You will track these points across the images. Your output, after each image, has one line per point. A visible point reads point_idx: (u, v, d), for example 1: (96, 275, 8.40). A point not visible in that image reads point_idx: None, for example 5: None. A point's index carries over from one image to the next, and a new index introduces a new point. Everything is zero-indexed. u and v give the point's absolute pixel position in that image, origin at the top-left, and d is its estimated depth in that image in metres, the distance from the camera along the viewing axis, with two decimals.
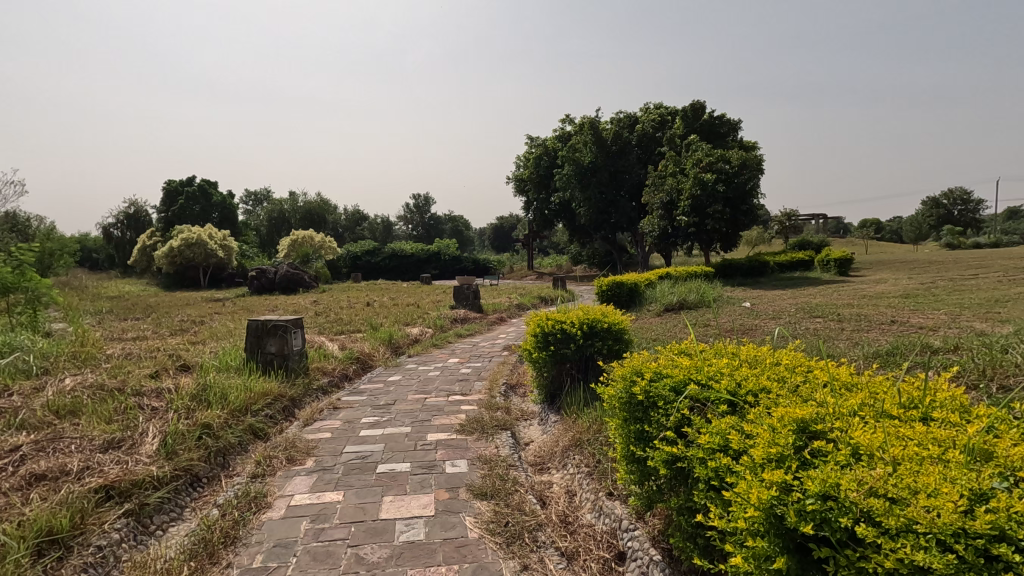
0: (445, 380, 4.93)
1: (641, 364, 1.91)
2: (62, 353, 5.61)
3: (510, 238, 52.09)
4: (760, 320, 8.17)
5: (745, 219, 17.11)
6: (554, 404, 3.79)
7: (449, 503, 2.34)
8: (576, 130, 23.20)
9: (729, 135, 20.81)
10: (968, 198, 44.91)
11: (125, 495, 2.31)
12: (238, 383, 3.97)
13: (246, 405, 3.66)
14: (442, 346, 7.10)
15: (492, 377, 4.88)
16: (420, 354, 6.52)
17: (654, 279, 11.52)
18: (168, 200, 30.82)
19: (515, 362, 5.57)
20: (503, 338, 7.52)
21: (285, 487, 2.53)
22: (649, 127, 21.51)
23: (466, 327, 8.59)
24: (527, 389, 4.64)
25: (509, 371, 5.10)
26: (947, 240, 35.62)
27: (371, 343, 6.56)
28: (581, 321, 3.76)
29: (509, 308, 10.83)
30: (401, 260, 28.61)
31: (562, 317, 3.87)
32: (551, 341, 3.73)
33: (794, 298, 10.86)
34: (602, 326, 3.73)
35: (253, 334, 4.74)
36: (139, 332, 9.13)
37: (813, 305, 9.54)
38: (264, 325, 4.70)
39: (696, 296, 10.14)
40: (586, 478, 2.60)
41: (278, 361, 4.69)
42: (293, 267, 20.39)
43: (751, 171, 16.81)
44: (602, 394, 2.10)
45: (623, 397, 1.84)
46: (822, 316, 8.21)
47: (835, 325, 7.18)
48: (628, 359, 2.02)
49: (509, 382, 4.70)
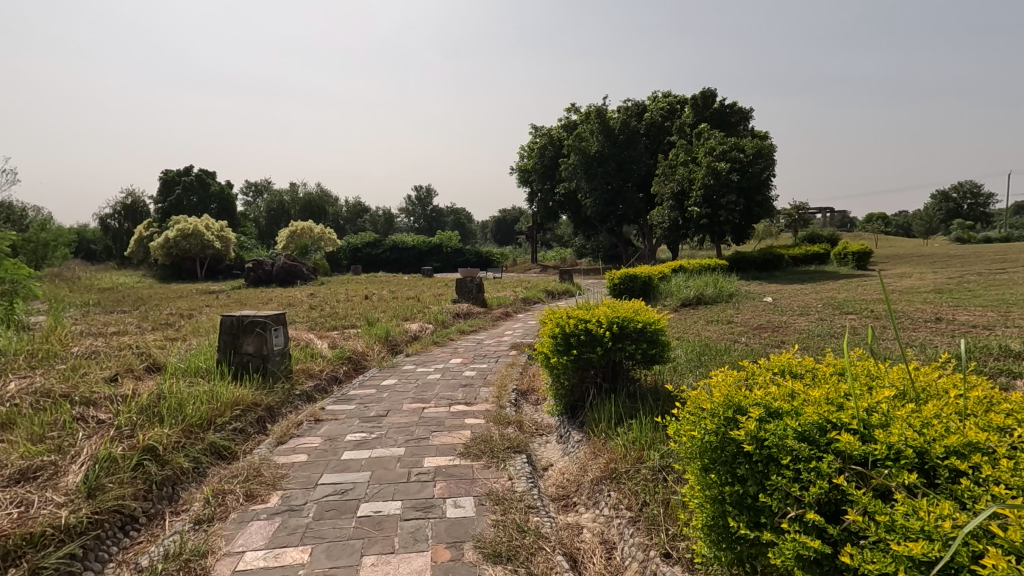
0: (446, 385, 4.31)
1: (737, 392, 1.29)
2: (19, 350, 5.00)
3: (512, 231, 51.53)
4: (786, 316, 7.57)
5: (759, 210, 16.44)
6: (575, 417, 3.22)
7: (450, 570, 1.73)
8: (582, 119, 22.55)
9: (740, 125, 20.10)
10: (977, 192, 44.26)
11: (13, 556, 1.74)
12: (202, 390, 3.38)
13: (208, 419, 3.06)
14: (443, 344, 6.48)
15: (499, 382, 4.27)
16: (419, 353, 5.91)
17: (668, 273, 10.85)
18: (164, 191, 30.12)
19: (525, 364, 4.95)
20: (510, 336, 6.91)
21: (235, 539, 1.93)
22: (658, 116, 20.83)
23: (468, 323, 7.96)
24: (539, 397, 4.05)
25: (519, 375, 4.49)
26: (957, 234, 35.00)
27: (366, 340, 5.95)
28: (609, 320, 3.10)
29: (514, 303, 10.21)
30: (402, 252, 28.06)
31: (583, 313, 3.22)
32: (573, 343, 3.10)
33: (818, 293, 10.23)
34: (633, 324, 3.07)
35: (226, 332, 4.12)
36: (121, 327, 8.55)
37: (839, 300, 8.95)
38: (239, 323, 4.09)
39: (713, 291, 9.53)
40: (629, 526, 2.01)
41: (254, 364, 4.08)
42: (290, 259, 19.78)
43: (767, 160, 16.17)
44: (671, 428, 1.47)
45: (709, 440, 1.24)
46: (854, 313, 7.60)
47: (871, 323, 6.59)
48: (711, 384, 1.40)
49: (519, 389, 4.10)
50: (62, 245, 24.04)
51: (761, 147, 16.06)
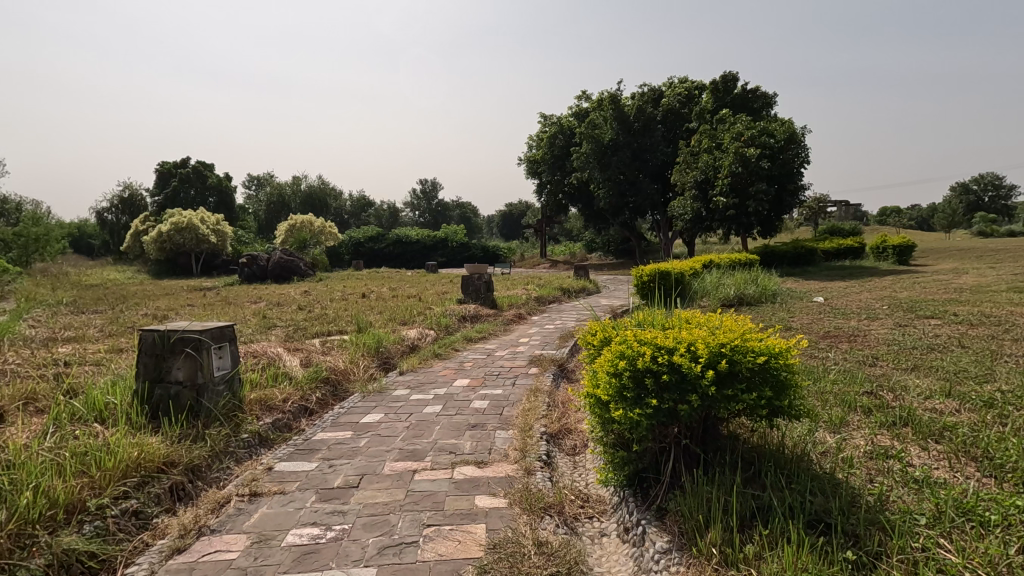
0: (448, 424, 3.14)
1: None
2: None
3: (520, 225, 50.54)
4: (852, 320, 6.39)
5: (791, 199, 15.14)
6: (645, 498, 2.10)
7: None
8: (593, 107, 21.32)
9: (764, 110, 18.82)
10: (999, 184, 42.99)
11: None
12: (85, 451, 2.26)
13: (69, 506, 1.96)
14: (445, 356, 5.34)
15: (521, 421, 3.10)
16: (416, 370, 4.75)
17: (699, 268, 9.61)
18: (161, 183, 29.12)
19: (552, 392, 3.79)
20: (526, 346, 5.76)
21: None
22: (675, 102, 19.51)
23: (476, 328, 6.78)
24: (579, 447, 2.91)
25: (546, 409, 3.34)
26: (980, 228, 33.62)
27: (350, 353, 4.81)
28: (709, 349, 1.91)
29: (528, 303, 9.00)
30: (405, 247, 26.97)
31: (662, 336, 2.06)
32: (648, 388, 1.95)
33: (872, 292, 9.01)
34: (748, 357, 1.88)
35: (144, 353, 2.98)
36: (74, 333, 7.42)
37: (905, 301, 7.76)
38: (163, 341, 2.94)
39: (756, 290, 8.42)
40: None
41: (182, 398, 2.94)
42: (287, 254, 18.72)
43: (799, 146, 14.99)
44: None
45: None
46: (932, 316, 6.43)
47: (970, 331, 5.39)
48: None
49: (548, 432, 2.97)
50: (56, 239, 23.16)
51: (794, 132, 14.85)
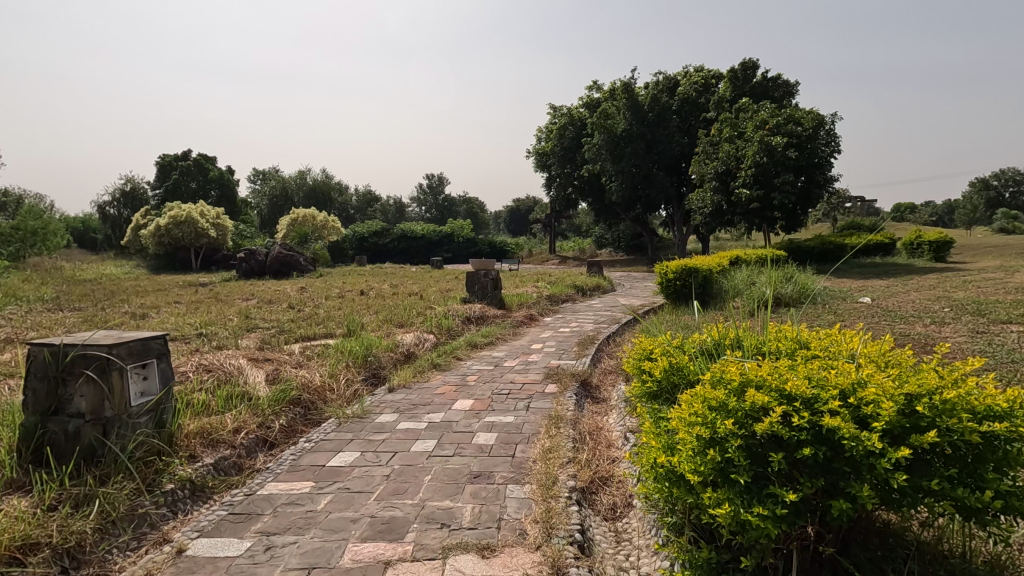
0: (444, 473, 2.32)
1: None
2: None
3: (527, 221, 49.83)
4: (916, 326, 5.50)
5: (819, 192, 14.19)
6: None
7: None
8: (605, 97, 20.40)
9: (785, 100, 17.86)
10: (1020, 179, 41.57)
11: None
12: None
13: None
14: (446, 367, 4.52)
15: (542, 470, 2.28)
16: (409, 385, 3.95)
17: (727, 265, 8.75)
18: (162, 176, 28.50)
19: (577, 420, 2.97)
20: (541, 354, 4.94)
21: None
22: (692, 91, 18.55)
23: (482, 331, 5.98)
24: (621, 510, 2.09)
25: (572, 449, 2.52)
26: (1001, 224, 32.33)
27: (330, 364, 4.00)
28: (895, 409, 1.09)
29: (540, 303, 8.17)
30: (410, 242, 26.21)
31: (787, 375, 1.25)
32: (774, 466, 1.14)
33: (923, 292, 8.07)
34: (964, 421, 1.05)
35: (32, 373, 2.20)
36: (34, 334, 6.66)
37: (967, 303, 6.86)
38: (57, 360, 2.15)
39: (793, 289, 7.57)
40: None
41: (80, 437, 2.16)
42: (286, 249, 17.99)
43: (826, 135, 14.06)
44: None
45: None
46: (1008, 321, 5.53)
47: None
48: None
49: (578, 487, 2.15)
50: (55, 232, 22.57)
51: (822, 120, 13.92)
